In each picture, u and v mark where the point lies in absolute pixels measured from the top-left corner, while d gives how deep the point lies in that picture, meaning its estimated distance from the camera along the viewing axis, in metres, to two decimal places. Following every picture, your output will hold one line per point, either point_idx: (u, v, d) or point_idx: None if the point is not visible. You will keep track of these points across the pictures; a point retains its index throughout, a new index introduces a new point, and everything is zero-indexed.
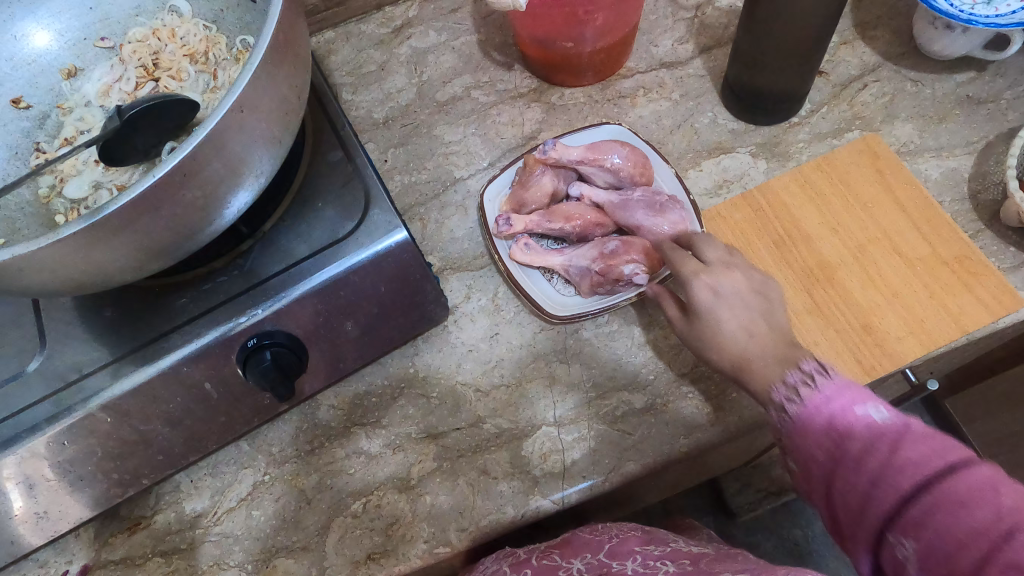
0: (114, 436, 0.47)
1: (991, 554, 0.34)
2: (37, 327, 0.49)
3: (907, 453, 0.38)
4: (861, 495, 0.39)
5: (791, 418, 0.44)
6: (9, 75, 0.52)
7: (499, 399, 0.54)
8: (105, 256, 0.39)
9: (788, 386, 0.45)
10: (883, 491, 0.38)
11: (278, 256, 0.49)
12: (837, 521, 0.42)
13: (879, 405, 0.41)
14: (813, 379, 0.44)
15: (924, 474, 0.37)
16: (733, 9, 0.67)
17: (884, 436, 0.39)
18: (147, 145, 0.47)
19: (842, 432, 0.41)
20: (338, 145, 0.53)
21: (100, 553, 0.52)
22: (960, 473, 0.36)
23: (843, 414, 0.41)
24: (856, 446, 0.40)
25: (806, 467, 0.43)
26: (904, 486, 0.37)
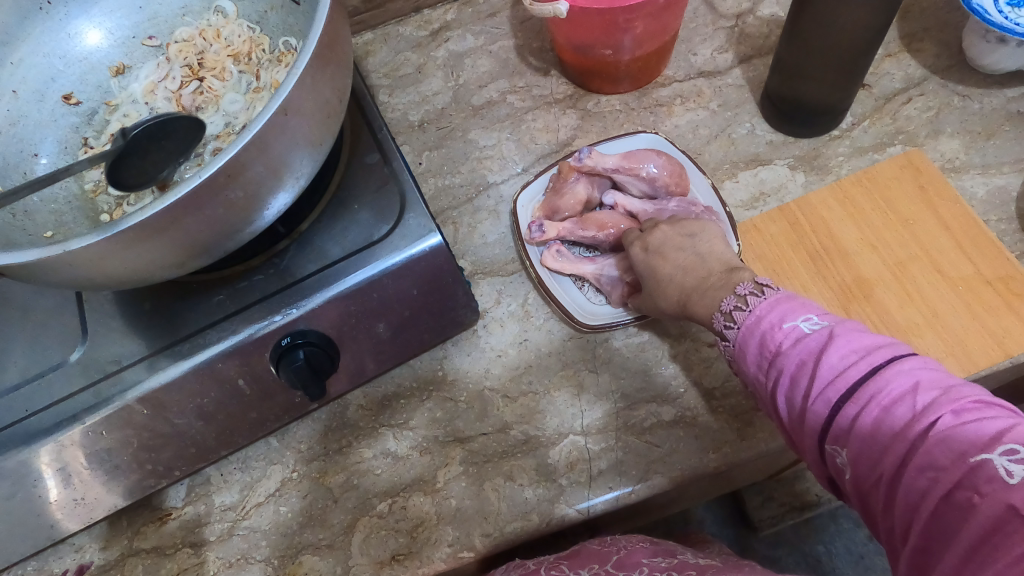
0: (149, 427, 0.48)
1: (909, 458, 0.34)
2: (78, 319, 0.51)
3: (831, 365, 0.38)
4: (795, 410, 0.40)
5: (731, 342, 0.45)
6: (62, 72, 0.54)
7: (527, 406, 0.54)
8: (149, 253, 0.40)
9: (724, 312, 0.46)
10: (812, 404, 0.39)
11: (313, 256, 0.50)
12: (783, 435, 0.43)
13: (809, 318, 0.41)
14: (748, 298, 0.45)
15: (849, 384, 0.37)
16: (774, 18, 0.66)
17: (812, 351, 0.40)
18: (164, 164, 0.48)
19: (775, 349, 0.41)
20: (375, 148, 0.54)
21: (133, 541, 0.53)
22: (881, 380, 0.37)
23: (773, 331, 0.42)
24: (786, 363, 0.40)
25: (751, 385, 0.44)
26: (831, 396, 0.38)
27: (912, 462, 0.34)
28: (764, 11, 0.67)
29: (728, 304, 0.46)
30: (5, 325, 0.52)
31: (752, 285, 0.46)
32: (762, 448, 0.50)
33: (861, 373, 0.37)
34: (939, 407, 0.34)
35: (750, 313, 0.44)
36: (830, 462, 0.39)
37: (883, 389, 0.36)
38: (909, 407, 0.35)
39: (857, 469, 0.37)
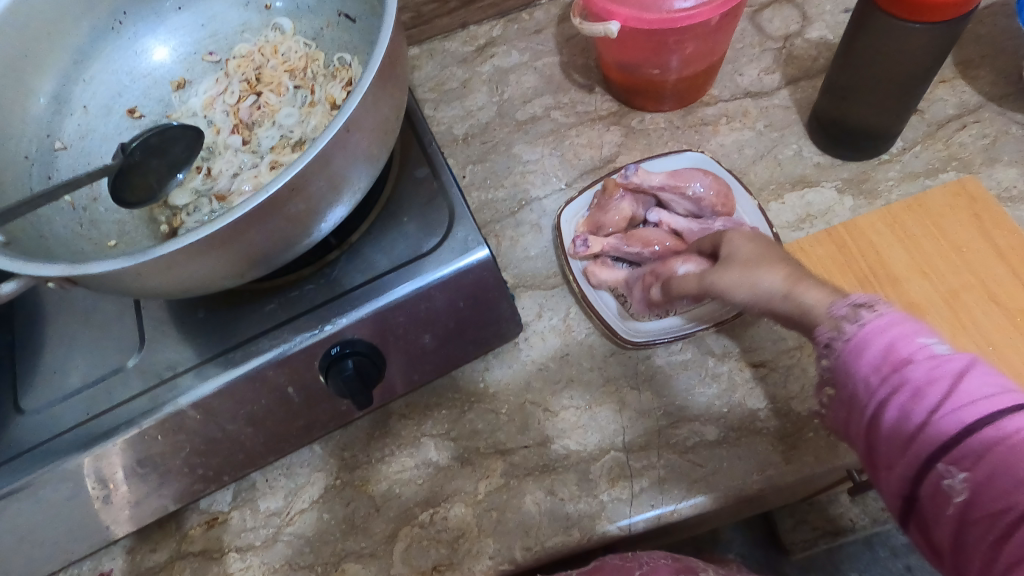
0: (201, 432, 0.50)
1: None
2: (136, 325, 0.52)
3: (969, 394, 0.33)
4: (906, 436, 0.35)
5: (850, 342, 0.37)
6: (128, 87, 0.57)
7: (568, 421, 0.54)
8: (211, 264, 0.41)
9: (831, 318, 0.38)
10: (932, 430, 0.33)
11: (362, 268, 0.51)
12: (873, 459, 0.37)
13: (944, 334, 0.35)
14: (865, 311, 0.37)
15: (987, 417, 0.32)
16: (823, 41, 0.66)
17: (946, 376, 0.34)
18: (162, 179, 0.52)
19: (903, 358, 0.35)
20: (424, 162, 0.55)
21: (181, 544, 0.55)
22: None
23: (905, 339, 0.35)
24: (906, 383, 0.34)
25: (839, 399, 0.38)
26: (961, 425, 0.33)
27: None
28: (813, 34, 0.67)
29: (836, 310, 0.38)
30: (67, 330, 0.54)
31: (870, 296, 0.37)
32: (807, 472, 0.49)
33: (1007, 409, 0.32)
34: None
35: (868, 326, 0.36)
36: (941, 497, 0.34)
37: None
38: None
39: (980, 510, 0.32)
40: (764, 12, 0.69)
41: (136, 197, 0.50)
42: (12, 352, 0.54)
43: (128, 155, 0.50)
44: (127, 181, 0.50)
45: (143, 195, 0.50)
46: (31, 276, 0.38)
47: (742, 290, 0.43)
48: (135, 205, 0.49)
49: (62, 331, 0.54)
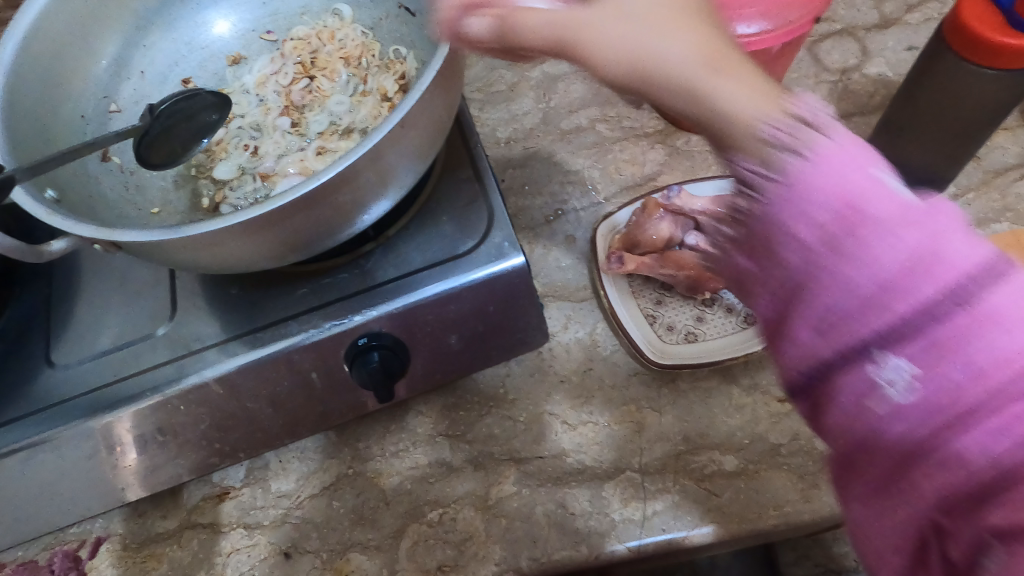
0: (223, 407, 0.50)
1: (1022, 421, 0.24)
2: (169, 294, 0.53)
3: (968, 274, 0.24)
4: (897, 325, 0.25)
5: (778, 182, 0.26)
6: (185, 57, 0.58)
7: (585, 435, 0.54)
8: (253, 245, 0.41)
9: (750, 131, 0.26)
10: (931, 331, 0.25)
11: (397, 262, 0.51)
12: (849, 365, 0.27)
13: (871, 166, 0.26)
14: (806, 123, 0.26)
15: (995, 317, 0.24)
16: (881, 77, 0.67)
17: (954, 244, 0.25)
18: (188, 144, 0.51)
19: (851, 205, 0.25)
20: (468, 163, 0.55)
21: (191, 514, 0.56)
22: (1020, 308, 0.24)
23: (841, 181, 0.25)
24: (914, 252, 0.25)
25: (788, 267, 0.27)
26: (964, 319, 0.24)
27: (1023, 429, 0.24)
28: (871, 70, 0.68)
29: (787, 116, 0.26)
30: (102, 292, 0.55)
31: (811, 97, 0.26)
32: (826, 514, 0.49)
33: (999, 296, 0.24)
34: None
35: (869, 167, 0.25)
36: (892, 408, 0.27)
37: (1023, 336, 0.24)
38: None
39: (918, 414, 0.26)
40: (823, 44, 0.70)
41: (156, 159, 0.49)
42: (46, 307, 0.54)
43: (153, 118, 0.49)
44: (149, 142, 0.49)
45: (167, 157, 0.50)
46: (78, 237, 0.39)
47: (622, 38, 0.26)
48: (157, 167, 0.49)
49: (97, 292, 0.55)
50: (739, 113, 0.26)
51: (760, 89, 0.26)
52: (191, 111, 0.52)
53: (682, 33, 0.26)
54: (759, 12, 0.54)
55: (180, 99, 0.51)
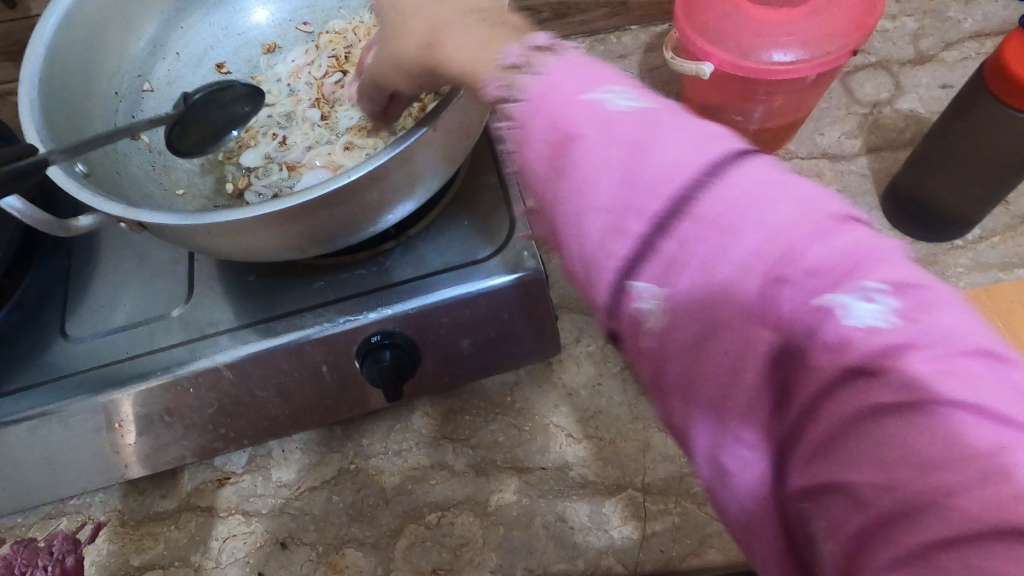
0: (231, 393, 0.50)
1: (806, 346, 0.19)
2: (186, 277, 0.53)
3: (726, 178, 0.21)
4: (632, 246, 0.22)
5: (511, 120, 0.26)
6: (220, 42, 0.59)
7: (589, 449, 0.54)
8: (277, 235, 0.42)
9: (496, 72, 0.28)
10: (666, 247, 0.21)
11: (416, 263, 0.51)
12: (617, 314, 0.23)
13: (621, 89, 0.24)
14: (543, 55, 0.26)
15: (721, 226, 0.21)
16: (912, 114, 0.67)
17: (653, 147, 0.22)
18: (219, 134, 0.51)
19: (552, 122, 0.24)
20: (494, 169, 0.55)
21: (190, 497, 0.56)
22: (797, 210, 0.20)
23: (547, 101, 0.24)
24: (630, 156, 0.22)
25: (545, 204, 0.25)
26: (732, 226, 0.20)
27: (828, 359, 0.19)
28: (903, 105, 0.67)
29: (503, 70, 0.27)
30: (120, 268, 0.55)
31: (555, 38, 0.27)
32: None
33: (776, 197, 0.20)
34: (744, 253, 0.20)
35: (579, 93, 0.24)
36: (657, 343, 0.22)
37: (811, 233, 0.19)
38: (836, 278, 0.19)
39: (677, 340, 0.22)
40: (856, 75, 0.70)
41: (186, 147, 0.50)
42: (64, 279, 0.55)
43: (186, 107, 0.50)
44: (179, 129, 0.50)
45: (196, 145, 0.50)
46: (106, 214, 0.39)
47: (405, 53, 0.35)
48: (187, 155, 0.50)
49: (115, 269, 0.55)
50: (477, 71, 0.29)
51: (491, 50, 0.29)
52: (223, 102, 0.52)
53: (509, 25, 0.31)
54: (796, 42, 0.54)
55: (213, 90, 0.52)
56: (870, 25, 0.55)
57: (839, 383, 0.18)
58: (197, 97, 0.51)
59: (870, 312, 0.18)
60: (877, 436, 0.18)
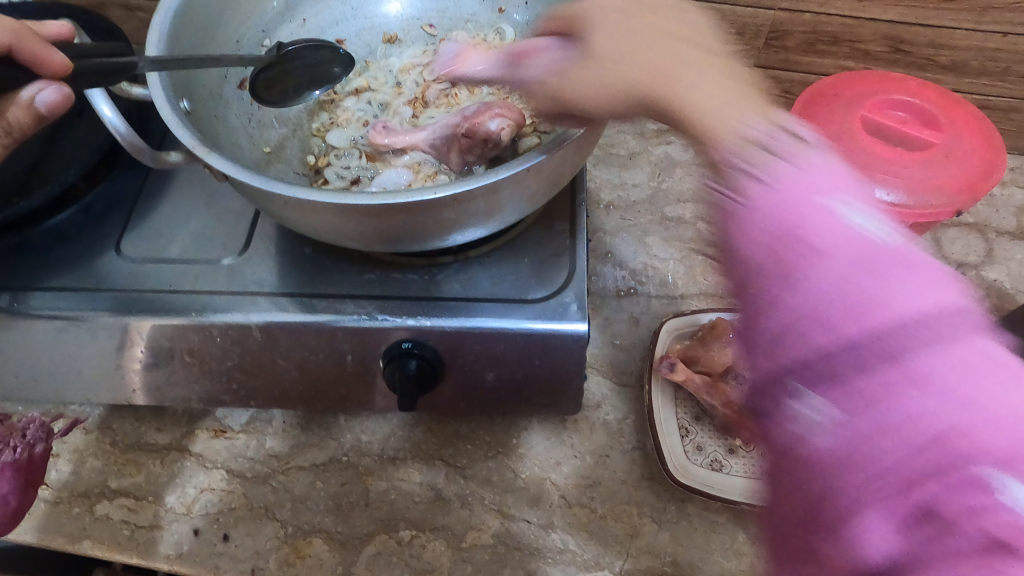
0: (254, 353, 0.51)
1: (896, 422, 0.22)
2: (248, 232, 0.55)
3: (990, 390, 0.21)
4: (795, 319, 0.23)
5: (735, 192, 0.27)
6: (347, 20, 0.60)
7: (577, 517, 0.53)
8: (347, 224, 0.42)
9: (737, 138, 0.28)
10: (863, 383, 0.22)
11: (467, 284, 0.51)
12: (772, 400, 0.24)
13: (854, 201, 0.25)
14: (797, 143, 0.27)
15: (920, 379, 0.21)
16: (995, 284, 0.65)
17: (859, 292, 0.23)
18: (299, 89, 0.54)
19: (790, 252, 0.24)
20: (568, 218, 0.55)
21: (183, 439, 0.57)
22: (918, 293, 0.22)
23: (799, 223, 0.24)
24: (853, 281, 0.23)
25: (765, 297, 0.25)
26: (856, 324, 0.22)
27: (756, 193, 0.26)
28: (987, 274, 0.66)
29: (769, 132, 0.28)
30: (188, 204, 0.57)
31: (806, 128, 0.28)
32: None
33: (894, 278, 0.23)
34: (974, 458, 0.21)
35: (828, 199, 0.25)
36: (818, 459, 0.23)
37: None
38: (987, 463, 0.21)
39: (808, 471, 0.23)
40: (949, 230, 0.69)
41: (268, 96, 0.52)
42: (133, 198, 0.57)
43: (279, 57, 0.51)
44: (265, 80, 0.51)
45: (276, 96, 0.52)
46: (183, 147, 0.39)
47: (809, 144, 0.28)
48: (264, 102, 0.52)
49: (184, 205, 0.57)
50: (638, 78, 0.34)
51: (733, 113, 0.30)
52: (316, 62, 0.54)
53: (745, 88, 0.32)
54: (901, 185, 0.53)
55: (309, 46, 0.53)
56: (982, 189, 0.54)
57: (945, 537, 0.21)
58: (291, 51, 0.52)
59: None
60: (842, 396, 0.23)
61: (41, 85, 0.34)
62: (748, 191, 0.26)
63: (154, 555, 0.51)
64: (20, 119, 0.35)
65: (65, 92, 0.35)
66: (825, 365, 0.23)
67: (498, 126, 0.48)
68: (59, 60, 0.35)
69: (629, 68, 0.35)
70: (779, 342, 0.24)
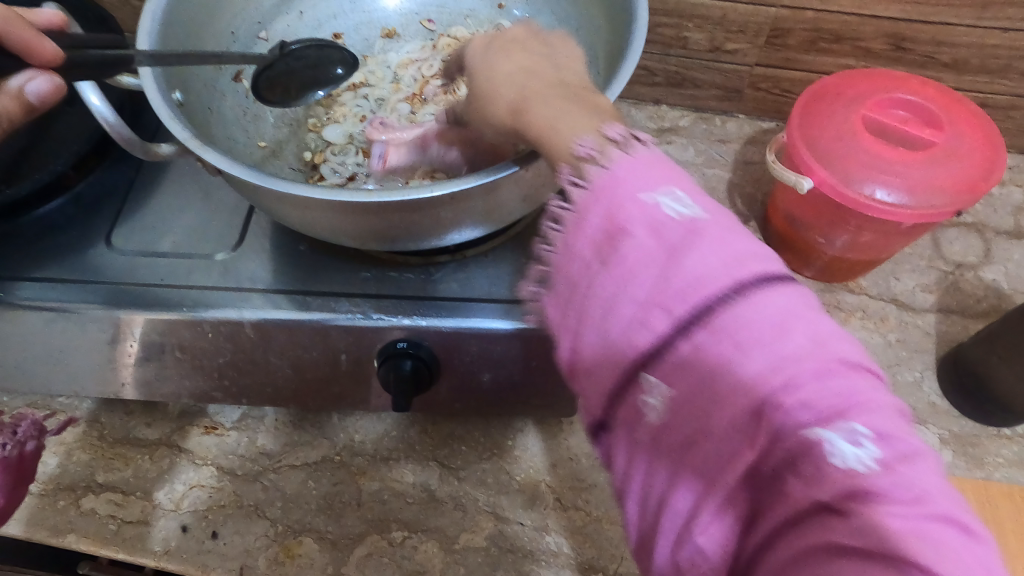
0: (247, 350, 0.50)
1: (735, 397, 0.24)
2: (242, 227, 0.54)
3: (801, 352, 0.23)
4: (612, 300, 0.27)
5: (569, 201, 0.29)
6: (345, 14, 0.60)
7: (572, 520, 0.52)
8: (342, 221, 0.41)
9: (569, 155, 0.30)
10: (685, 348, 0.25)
11: (464, 283, 0.51)
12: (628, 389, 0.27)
13: (670, 191, 0.27)
14: (616, 147, 0.28)
15: (738, 342, 0.24)
16: (993, 285, 0.65)
17: (688, 261, 0.25)
18: (301, 90, 0.52)
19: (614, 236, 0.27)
20: None
21: (174, 435, 0.56)
22: (712, 261, 0.25)
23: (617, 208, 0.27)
24: (659, 266, 0.26)
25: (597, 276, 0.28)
26: (671, 301, 0.25)
27: (594, 178, 0.28)
28: (986, 275, 0.66)
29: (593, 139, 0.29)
30: (181, 197, 0.56)
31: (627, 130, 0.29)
32: None
33: (696, 245, 0.25)
34: (792, 410, 0.23)
35: (638, 194, 0.27)
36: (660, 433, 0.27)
37: (954, 557, 0.20)
38: (826, 416, 0.22)
39: (672, 437, 0.27)
40: (949, 231, 0.69)
41: (271, 96, 0.51)
42: (125, 190, 0.56)
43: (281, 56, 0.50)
44: (267, 79, 0.50)
45: (278, 96, 0.51)
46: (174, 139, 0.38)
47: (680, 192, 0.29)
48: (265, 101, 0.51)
49: (177, 198, 0.56)
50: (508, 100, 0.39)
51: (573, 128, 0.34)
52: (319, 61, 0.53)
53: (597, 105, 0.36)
54: (901, 186, 0.53)
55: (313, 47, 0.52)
56: (983, 189, 0.53)
57: (811, 509, 0.22)
58: (294, 49, 0.51)
59: (855, 453, 0.22)
60: (671, 369, 0.26)
61: (31, 74, 0.34)
62: (577, 200, 0.28)
63: (141, 551, 0.50)
64: (8, 108, 0.35)
65: (56, 83, 0.34)
66: (657, 347, 0.26)
67: None
68: (49, 48, 0.33)
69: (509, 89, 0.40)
70: (613, 332, 0.27)
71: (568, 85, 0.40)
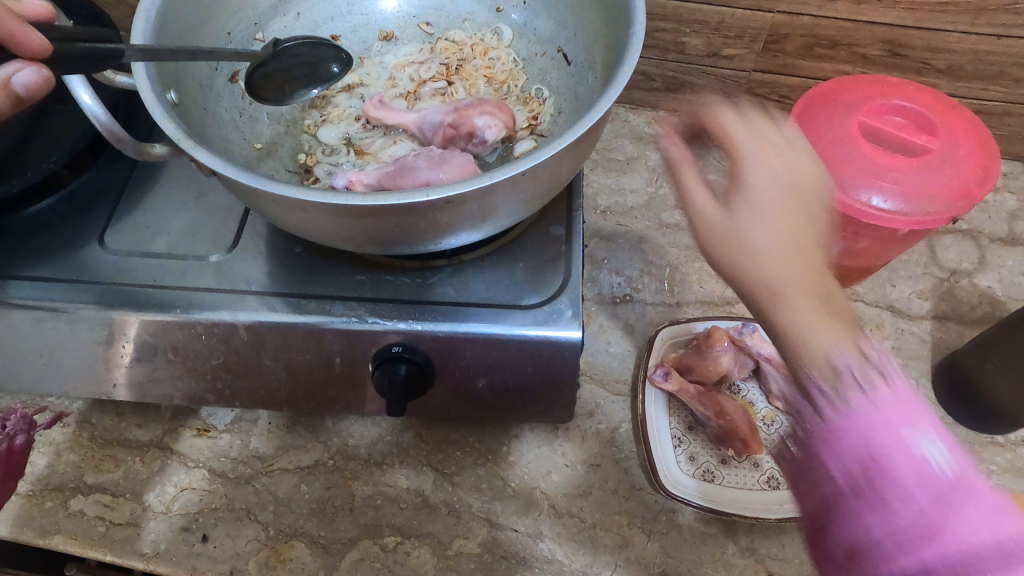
0: (240, 353, 0.50)
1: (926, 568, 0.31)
2: (237, 229, 0.53)
3: (959, 515, 0.31)
4: (875, 544, 0.32)
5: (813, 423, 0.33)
6: (342, 15, 0.59)
7: (567, 527, 0.52)
8: (337, 223, 0.41)
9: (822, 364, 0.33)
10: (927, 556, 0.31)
11: (460, 287, 0.50)
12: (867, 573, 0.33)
13: (934, 441, 0.32)
14: (870, 366, 0.32)
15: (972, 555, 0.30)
16: (988, 291, 0.65)
17: (962, 518, 0.31)
18: (296, 89, 0.52)
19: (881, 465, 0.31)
20: (564, 223, 0.55)
21: (165, 437, 0.56)
22: (980, 525, 0.31)
23: (884, 445, 0.31)
24: (925, 516, 0.31)
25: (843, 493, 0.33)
26: (923, 542, 0.31)
27: (830, 415, 0.32)
28: (981, 282, 0.66)
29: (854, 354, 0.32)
30: (176, 198, 0.55)
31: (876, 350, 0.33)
32: None
33: (964, 509, 0.31)
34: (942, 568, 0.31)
35: (909, 441, 0.31)
36: None
37: None
38: None
39: None
40: (944, 237, 0.69)
41: (265, 95, 0.50)
42: (118, 189, 0.55)
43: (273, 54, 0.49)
44: (261, 78, 0.49)
45: (273, 94, 0.51)
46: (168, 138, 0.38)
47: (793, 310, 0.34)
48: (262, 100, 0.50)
49: (171, 198, 0.55)
50: (763, 278, 0.34)
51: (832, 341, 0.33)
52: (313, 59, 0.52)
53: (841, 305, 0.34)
54: (897, 193, 0.53)
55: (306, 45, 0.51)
56: (978, 196, 0.53)
57: None
58: (288, 47, 0.50)
59: None
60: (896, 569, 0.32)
61: (18, 66, 0.34)
62: (825, 415, 0.33)
63: (129, 553, 0.50)
64: None
65: (44, 74, 0.34)
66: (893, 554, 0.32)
67: (486, 124, 0.49)
68: (37, 39, 0.33)
69: (775, 259, 0.34)
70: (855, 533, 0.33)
71: (813, 260, 0.34)
